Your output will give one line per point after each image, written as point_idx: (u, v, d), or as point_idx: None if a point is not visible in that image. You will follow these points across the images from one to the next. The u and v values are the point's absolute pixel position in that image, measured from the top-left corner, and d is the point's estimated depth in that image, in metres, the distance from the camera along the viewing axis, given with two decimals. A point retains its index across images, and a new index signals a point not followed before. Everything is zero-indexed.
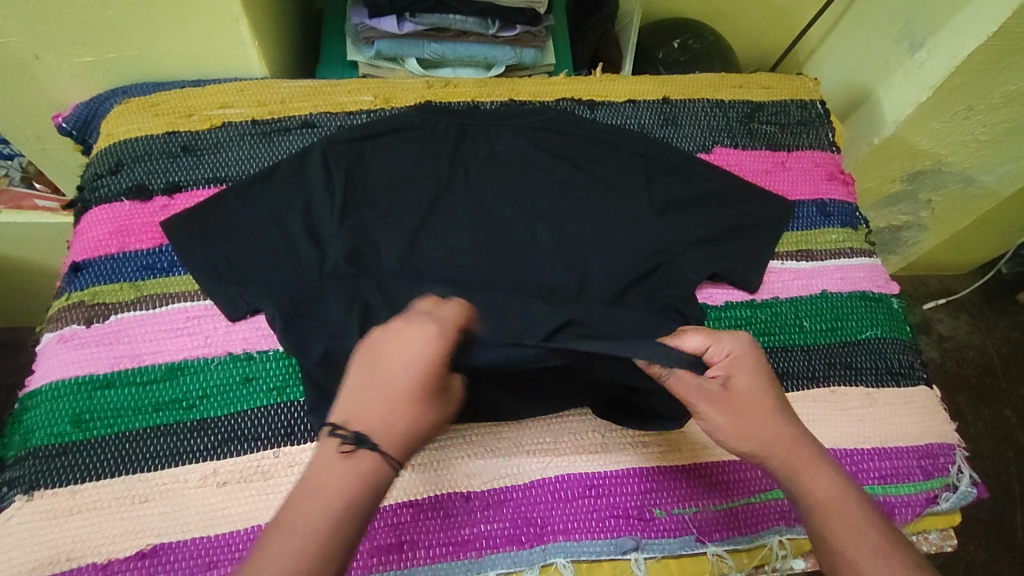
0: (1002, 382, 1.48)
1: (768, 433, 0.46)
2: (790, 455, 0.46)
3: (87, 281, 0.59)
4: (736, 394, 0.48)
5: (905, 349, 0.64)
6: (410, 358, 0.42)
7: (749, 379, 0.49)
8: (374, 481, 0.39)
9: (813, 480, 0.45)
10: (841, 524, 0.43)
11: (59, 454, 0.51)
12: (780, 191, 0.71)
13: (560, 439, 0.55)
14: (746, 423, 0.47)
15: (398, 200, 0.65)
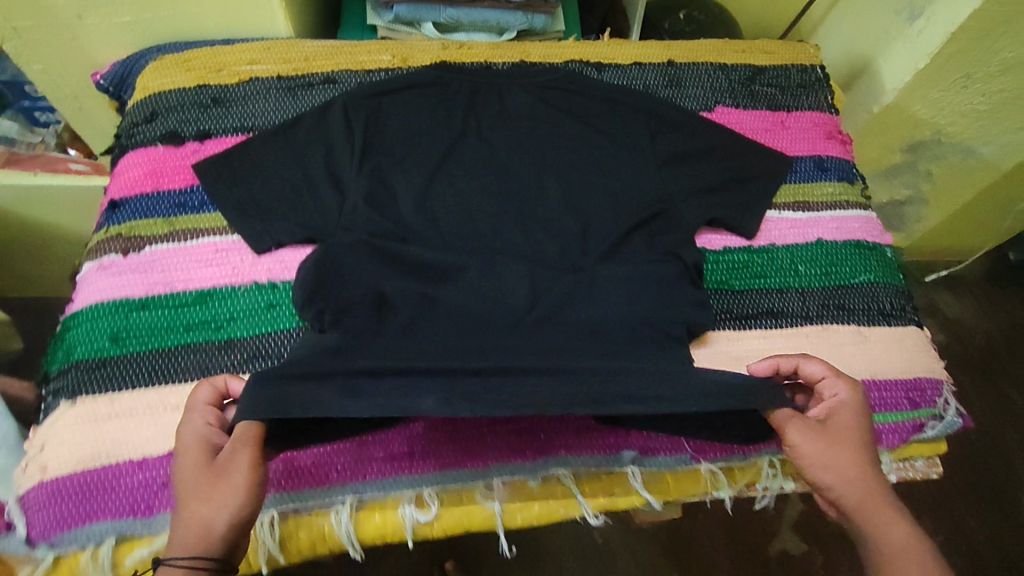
0: (1005, 360, 1.53)
1: (854, 476, 0.49)
2: (868, 500, 0.48)
3: (124, 216, 0.63)
4: (841, 442, 0.50)
5: (898, 293, 0.67)
6: (189, 461, 0.47)
7: (850, 426, 0.51)
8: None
9: (891, 532, 0.47)
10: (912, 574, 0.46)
11: (99, 366, 0.56)
12: (780, 146, 0.74)
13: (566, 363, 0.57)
14: (836, 458, 0.49)
15: (414, 149, 0.69)
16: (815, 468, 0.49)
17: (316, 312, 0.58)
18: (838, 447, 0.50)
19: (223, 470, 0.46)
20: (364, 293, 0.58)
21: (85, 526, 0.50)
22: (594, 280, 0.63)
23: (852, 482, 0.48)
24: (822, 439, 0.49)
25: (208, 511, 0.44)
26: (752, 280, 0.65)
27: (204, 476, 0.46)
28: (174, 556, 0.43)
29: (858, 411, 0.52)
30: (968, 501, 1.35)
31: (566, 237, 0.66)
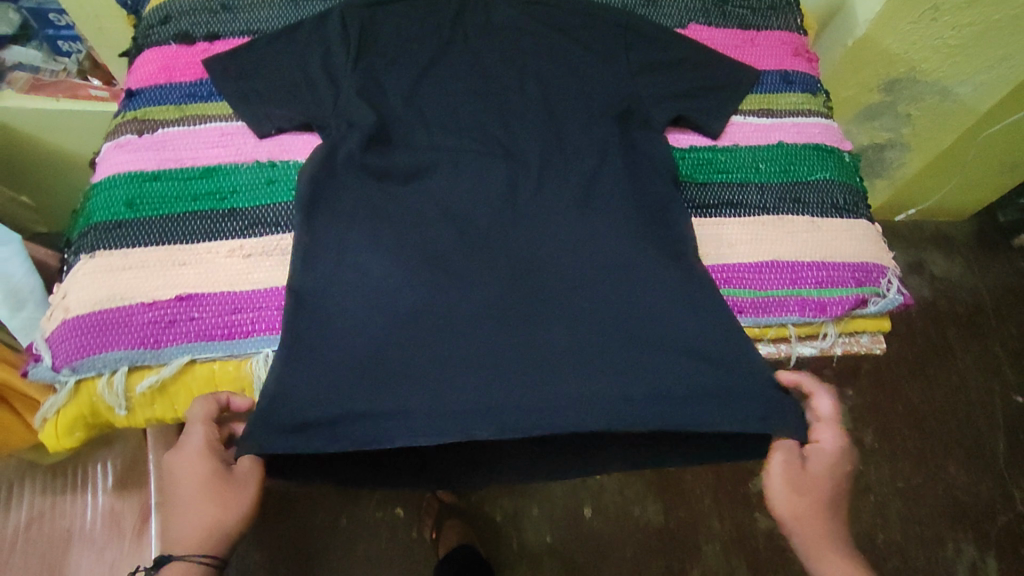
0: (991, 321, 1.48)
1: (808, 519, 0.58)
2: (816, 541, 0.58)
3: (140, 103, 0.69)
4: (811, 488, 0.59)
5: (852, 190, 0.71)
6: (183, 472, 0.54)
7: (825, 473, 0.59)
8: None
9: (825, 567, 0.58)
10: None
11: (116, 226, 0.62)
12: (748, 61, 0.79)
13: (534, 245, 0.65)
14: (804, 499, 0.59)
15: (402, 53, 0.74)
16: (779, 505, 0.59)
17: (317, 188, 0.65)
18: (806, 494, 0.59)
19: (211, 488, 0.54)
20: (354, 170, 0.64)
21: (102, 354, 0.57)
22: (568, 174, 0.70)
23: (807, 525, 0.58)
24: (792, 485, 0.59)
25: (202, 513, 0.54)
26: (715, 175, 0.71)
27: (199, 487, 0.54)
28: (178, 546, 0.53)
29: (837, 460, 0.60)
30: (947, 450, 1.32)
31: (543, 135, 0.72)
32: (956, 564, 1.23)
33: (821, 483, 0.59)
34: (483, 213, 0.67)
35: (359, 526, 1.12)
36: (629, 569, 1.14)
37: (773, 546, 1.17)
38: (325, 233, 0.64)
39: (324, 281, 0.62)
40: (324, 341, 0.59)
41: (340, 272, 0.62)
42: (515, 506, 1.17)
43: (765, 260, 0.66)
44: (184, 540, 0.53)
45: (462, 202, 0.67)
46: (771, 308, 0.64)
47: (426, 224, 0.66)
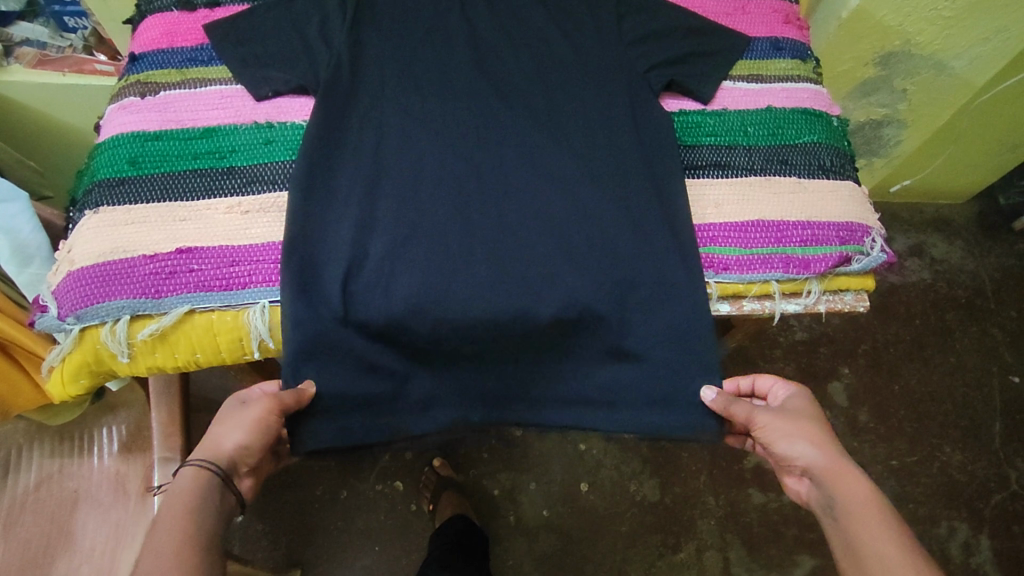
0: (991, 304, 1.45)
1: (817, 447, 0.58)
2: (834, 466, 0.56)
3: (142, 67, 0.71)
4: (800, 418, 0.60)
5: (838, 153, 0.73)
6: (226, 408, 0.58)
7: (808, 410, 0.62)
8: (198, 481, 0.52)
9: (843, 487, 0.55)
10: (865, 521, 0.52)
11: (118, 183, 0.64)
12: (740, 28, 0.80)
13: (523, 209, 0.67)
14: (797, 424, 0.59)
15: (396, 18, 0.74)
16: (784, 444, 0.59)
17: (312, 146, 0.66)
18: (798, 425, 0.59)
19: (247, 418, 0.56)
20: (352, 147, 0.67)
21: (105, 303, 0.59)
22: (560, 137, 0.70)
23: (810, 447, 0.57)
24: (784, 420, 0.60)
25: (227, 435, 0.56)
26: (704, 138, 0.72)
27: (231, 414, 0.57)
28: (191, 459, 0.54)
29: (809, 401, 0.63)
30: (944, 430, 1.30)
31: (536, 100, 0.72)
32: (949, 541, 1.21)
33: (807, 415, 0.61)
34: (476, 173, 0.68)
35: (358, 499, 1.14)
36: (624, 542, 1.15)
37: (765, 521, 1.18)
38: (324, 194, 0.66)
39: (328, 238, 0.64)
40: (329, 297, 0.62)
41: (341, 231, 0.65)
42: (512, 480, 1.19)
43: (750, 220, 0.68)
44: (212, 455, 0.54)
45: (457, 162, 0.68)
46: (756, 266, 0.66)
47: (420, 183, 0.67)
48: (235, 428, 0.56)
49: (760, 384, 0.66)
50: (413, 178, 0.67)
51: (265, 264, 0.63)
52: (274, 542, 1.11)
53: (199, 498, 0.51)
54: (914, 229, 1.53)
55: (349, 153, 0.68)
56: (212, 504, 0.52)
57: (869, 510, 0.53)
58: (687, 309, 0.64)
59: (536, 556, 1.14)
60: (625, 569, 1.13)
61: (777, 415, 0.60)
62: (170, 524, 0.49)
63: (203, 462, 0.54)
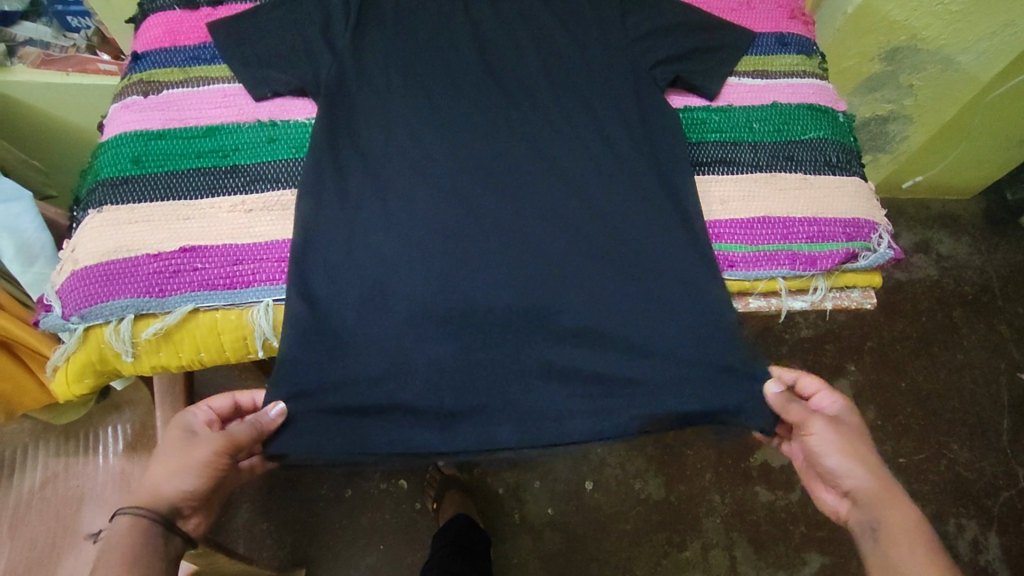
0: (999, 300, 1.44)
1: (867, 468, 0.57)
2: (881, 487, 0.56)
3: (145, 66, 0.71)
4: (853, 434, 0.59)
5: (845, 148, 0.72)
6: (167, 442, 0.56)
7: (856, 426, 0.60)
8: (136, 529, 0.52)
9: (888, 511, 0.54)
10: (904, 545, 0.53)
11: (122, 182, 0.64)
12: (745, 24, 0.79)
13: (530, 211, 0.67)
14: (848, 440, 0.58)
15: (400, 16, 0.74)
16: (830, 456, 0.58)
17: (316, 143, 0.66)
18: (849, 441, 0.58)
19: (193, 460, 0.54)
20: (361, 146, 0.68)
21: (109, 302, 0.59)
22: (565, 134, 0.70)
23: (861, 466, 0.57)
24: (838, 433, 0.58)
25: (170, 480, 0.54)
26: (709, 134, 0.72)
27: (175, 455, 0.55)
28: (128, 506, 0.53)
29: (854, 415, 0.61)
30: (950, 428, 1.29)
31: (540, 97, 0.72)
32: (957, 539, 1.21)
33: (857, 431, 0.59)
34: (481, 170, 0.68)
35: (363, 498, 1.15)
36: (629, 541, 1.15)
37: (771, 520, 1.17)
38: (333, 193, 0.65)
39: (331, 236, 0.64)
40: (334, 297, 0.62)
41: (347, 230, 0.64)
42: (517, 479, 1.19)
43: (756, 216, 0.67)
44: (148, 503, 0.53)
45: (464, 160, 0.68)
46: (761, 263, 0.66)
47: (425, 181, 0.67)
48: (179, 472, 0.54)
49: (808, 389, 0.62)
50: (417, 177, 0.67)
51: (268, 263, 0.62)
52: (279, 541, 1.11)
53: (137, 559, 0.51)
54: (921, 225, 1.52)
55: (353, 151, 0.68)
56: (152, 558, 0.51)
57: (907, 534, 0.53)
58: (694, 308, 0.64)
59: (542, 554, 1.13)
60: (630, 567, 1.13)
61: (831, 427, 0.58)
62: None
63: (143, 512, 0.53)
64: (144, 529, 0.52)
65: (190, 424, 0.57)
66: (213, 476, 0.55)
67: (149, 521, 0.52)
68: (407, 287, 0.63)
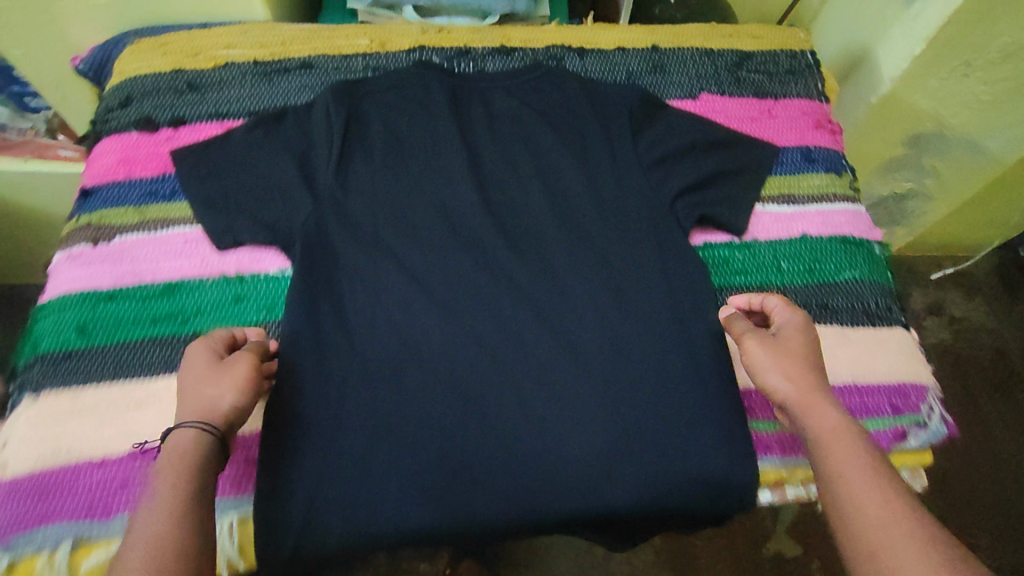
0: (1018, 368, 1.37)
1: (804, 379, 0.52)
2: (810, 395, 0.51)
3: (95, 204, 0.62)
4: (792, 348, 0.54)
5: (884, 293, 0.65)
6: (196, 367, 0.50)
7: (802, 339, 0.55)
8: (193, 448, 0.46)
9: (818, 417, 0.50)
10: (834, 450, 0.47)
11: (64, 359, 0.55)
12: (766, 136, 0.71)
13: (536, 383, 0.58)
14: (781, 358, 0.53)
15: (389, 144, 0.67)
16: (763, 374, 0.53)
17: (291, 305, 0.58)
18: (784, 355, 0.53)
19: (237, 375, 0.50)
20: (341, 310, 0.59)
21: (40, 528, 0.50)
22: (577, 279, 0.63)
23: (795, 381, 0.52)
24: (769, 348, 0.54)
25: (224, 399, 0.49)
26: (733, 277, 0.65)
27: (220, 373, 0.50)
28: (183, 424, 0.47)
29: (803, 329, 0.55)
30: (971, 510, 1.23)
31: (548, 234, 0.65)
32: None
33: (796, 344, 0.54)
34: (480, 329, 0.60)
35: None
36: None
37: None
38: (309, 377, 0.57)
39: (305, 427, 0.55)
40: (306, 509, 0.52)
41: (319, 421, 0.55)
42: None
43: None
44: (197, 422, 0.47)
45: (459, 318, 0.60)
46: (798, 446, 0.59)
47: (417, 342, 0.59)
48: (233, 390, 0.50)
49: (764, 303, 0.59)
50: (405, 344, 0.59)
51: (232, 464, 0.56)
52: None
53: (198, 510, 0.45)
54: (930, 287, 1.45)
55: (331, 309, 0.59)
56: (214, 473, 0.46)
57: (841, 442, 0.48)
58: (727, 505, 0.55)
59: None
60: None
61: (763, 343, 0.54)
62: (170, 505, 0.42)
63: (203, 427, 0.47)
64: (207, 444, 0.47)
65: (209, 348, 0.52)
66: (257, 394, 0.52)
67: (213, 437, 0.47)
68: (396, 493, 0.53)
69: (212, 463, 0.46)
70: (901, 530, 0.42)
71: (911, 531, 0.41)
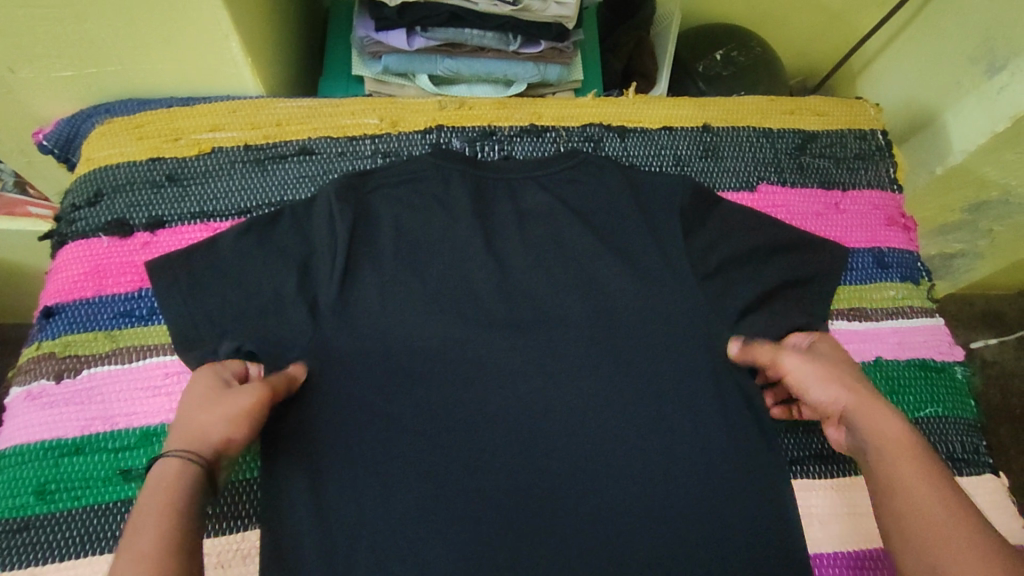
0: None
1: (859, 392, 0.51)
2: (868, 405, 0.50)
3: (59, 329, 0.53)
4: (834, 363, 0.53)
5: (969, 429, 0.57)
6: (195, 392, 0.46)
7: (834, 358, 0.54)
8: (175, 480, 0.42)
9: (878, 428, 0.49)
10: (895, 460, 0.47)
11: (20, 529, 0.47)
12: (833, 236, 0.64)
13: (569, 544, 0.51)
14: (823, 375, 0.52)
15: (402, 249, 0.58)
16: (812, 386, 0.52)
17: (301, 450, 0.51)
18: (828, 368, 0.52)
19: (232, 403, 0.46)
20: (349, 457, 0.51)
21: None
22: (619, 415, 0.54)
23: (851, 397, 0.50)
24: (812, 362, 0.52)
25: (213, 426, 0.45)
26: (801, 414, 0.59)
27: (216, 400, 0.46)
28: (169, 453, 0.44)
29: (830, 348, 0.55)
30: None
31: (588, 358, 0.56)
32: None
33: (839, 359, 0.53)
34: (509, 478, 0.52)
35: None
36: None
37: None
38: (315, 542, 0.49)
39: None
40: None
41: None
42: None
43: (867, 549, 0.56)
44: (184, 450, 0.43)
45: (482, 465, 0.52)
46: None
47: (438, 497, 0.51)
48: (226, 419, 0.45)
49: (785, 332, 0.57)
50: (422, 497, 0.51)
51: None
52: None
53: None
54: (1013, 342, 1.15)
55: (338, 457, 0.51)
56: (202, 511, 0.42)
57: (904, 452, 0.47)
58: None
59: None
60: None
61: (804, 357, 0.53)
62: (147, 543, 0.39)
63: (190, 459, 0.43)
64: (194, 478, 0.43)
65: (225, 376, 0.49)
66: (257, 423, 0.47)
67: (199, 467, 0.43)
68: None
69: (198, 499, 0.42)
70: (972, 555, 0.42)
71: (982, 555, 0.41)
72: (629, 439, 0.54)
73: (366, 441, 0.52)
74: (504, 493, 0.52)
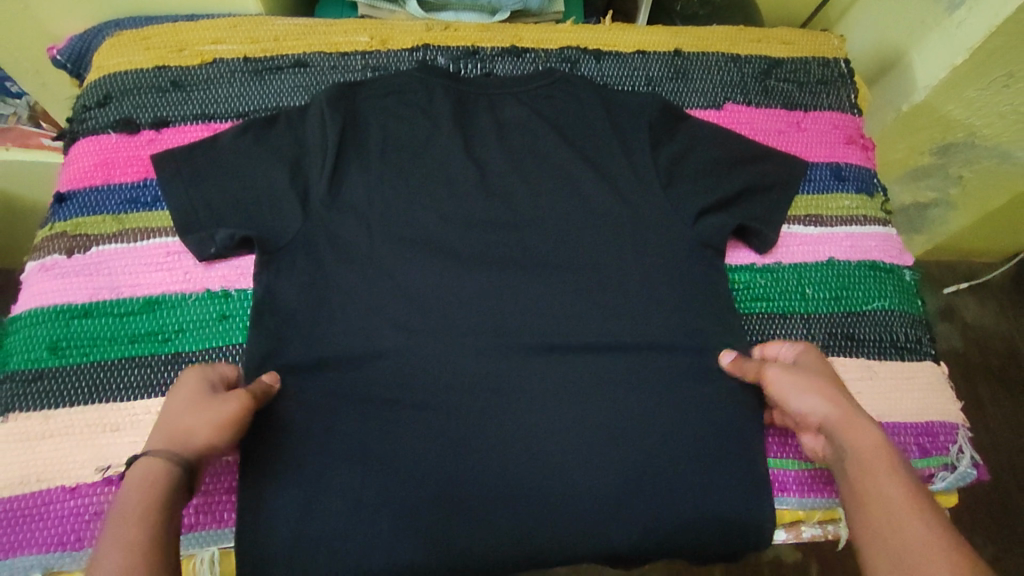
0: None
1: (838, 400, 0.48)
2: (848, 415, 0.48)
3: (71, 212, 0.58)
4: (817, 371, 0.51)
5: (913, 322, 0.62)
6: (183, 395, 0.46)
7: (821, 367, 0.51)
8: (152, 479, 0.42)
9: (855, 437, 0.46)
10: (872, 473, 0.45)
11: (35, 379, 0.52)
12: (795, 151, 0.68)
13: (534, 415, 0.55)
14: (804, 384, 0.49)
15: (388, 153, 0.63)
16: (792, 397, 0.50)
17: (290, 323, 0.56)
18: (811, 376, 0.50)
19: (217, 409, 0.45)
20: (333, 331, 0.56)
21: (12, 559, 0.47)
22: (584, 303, 0.59)
23: (830, 405, 0.48)
24: (793, 372, 0.50)
25: (196, 428, 0.45)
26: (755, 305, 0.61)
27: (199, 403, 0.45)
28: (150, 451, 0.43)
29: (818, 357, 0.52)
30: None
31: (559, 254, 0.60)
32: None
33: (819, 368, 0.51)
34: (483, 359, 0.56)
35: None
36: None
37: None
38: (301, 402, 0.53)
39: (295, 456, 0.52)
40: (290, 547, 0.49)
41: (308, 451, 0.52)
42: None
43: None
44: (162, 448, 0.43)
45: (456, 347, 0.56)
46: (822, 487, 0.57)
47: (417, 371, 0.55)
48: (209, 424, 0.45)
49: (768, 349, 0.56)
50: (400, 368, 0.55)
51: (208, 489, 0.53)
52: None
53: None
54: (990, 299, 1.18)
55: (323, 331, 0.56)
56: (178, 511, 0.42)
57: (880, 466, 0.45)
58: (749, 544, 0.54)
59: None
60: None
61: (785, 369, 0.51)
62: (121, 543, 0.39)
63: (167, 457, 0.43)
64: (173, 478, 0.43)
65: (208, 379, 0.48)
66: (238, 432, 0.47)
67: (177, 466, 0.43)
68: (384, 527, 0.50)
69: (179, 500, 0.42)
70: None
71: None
72: (593, 325, 0.58)
73: (348, 318, 0.56)
74: (474, 369, 0.56)
